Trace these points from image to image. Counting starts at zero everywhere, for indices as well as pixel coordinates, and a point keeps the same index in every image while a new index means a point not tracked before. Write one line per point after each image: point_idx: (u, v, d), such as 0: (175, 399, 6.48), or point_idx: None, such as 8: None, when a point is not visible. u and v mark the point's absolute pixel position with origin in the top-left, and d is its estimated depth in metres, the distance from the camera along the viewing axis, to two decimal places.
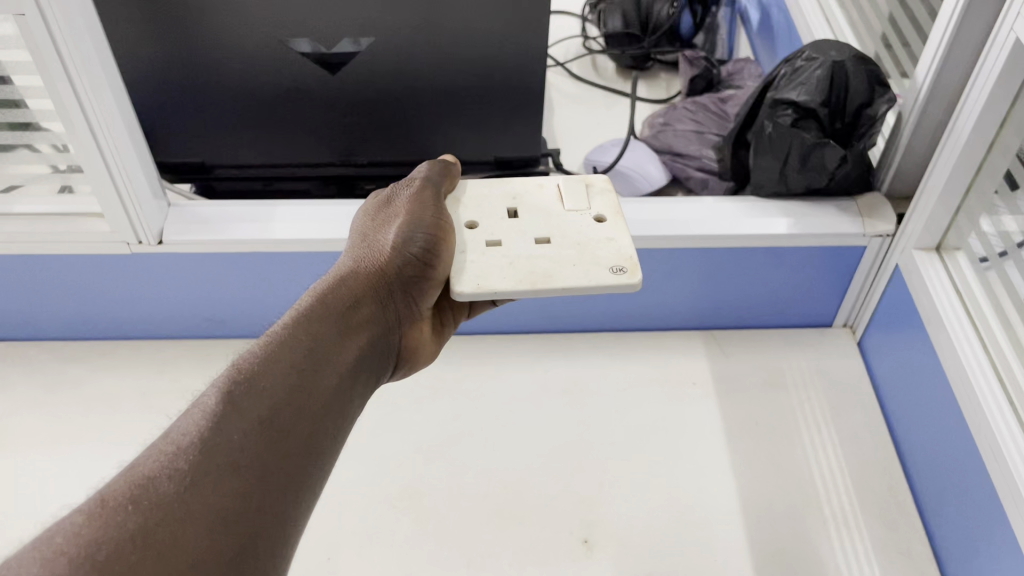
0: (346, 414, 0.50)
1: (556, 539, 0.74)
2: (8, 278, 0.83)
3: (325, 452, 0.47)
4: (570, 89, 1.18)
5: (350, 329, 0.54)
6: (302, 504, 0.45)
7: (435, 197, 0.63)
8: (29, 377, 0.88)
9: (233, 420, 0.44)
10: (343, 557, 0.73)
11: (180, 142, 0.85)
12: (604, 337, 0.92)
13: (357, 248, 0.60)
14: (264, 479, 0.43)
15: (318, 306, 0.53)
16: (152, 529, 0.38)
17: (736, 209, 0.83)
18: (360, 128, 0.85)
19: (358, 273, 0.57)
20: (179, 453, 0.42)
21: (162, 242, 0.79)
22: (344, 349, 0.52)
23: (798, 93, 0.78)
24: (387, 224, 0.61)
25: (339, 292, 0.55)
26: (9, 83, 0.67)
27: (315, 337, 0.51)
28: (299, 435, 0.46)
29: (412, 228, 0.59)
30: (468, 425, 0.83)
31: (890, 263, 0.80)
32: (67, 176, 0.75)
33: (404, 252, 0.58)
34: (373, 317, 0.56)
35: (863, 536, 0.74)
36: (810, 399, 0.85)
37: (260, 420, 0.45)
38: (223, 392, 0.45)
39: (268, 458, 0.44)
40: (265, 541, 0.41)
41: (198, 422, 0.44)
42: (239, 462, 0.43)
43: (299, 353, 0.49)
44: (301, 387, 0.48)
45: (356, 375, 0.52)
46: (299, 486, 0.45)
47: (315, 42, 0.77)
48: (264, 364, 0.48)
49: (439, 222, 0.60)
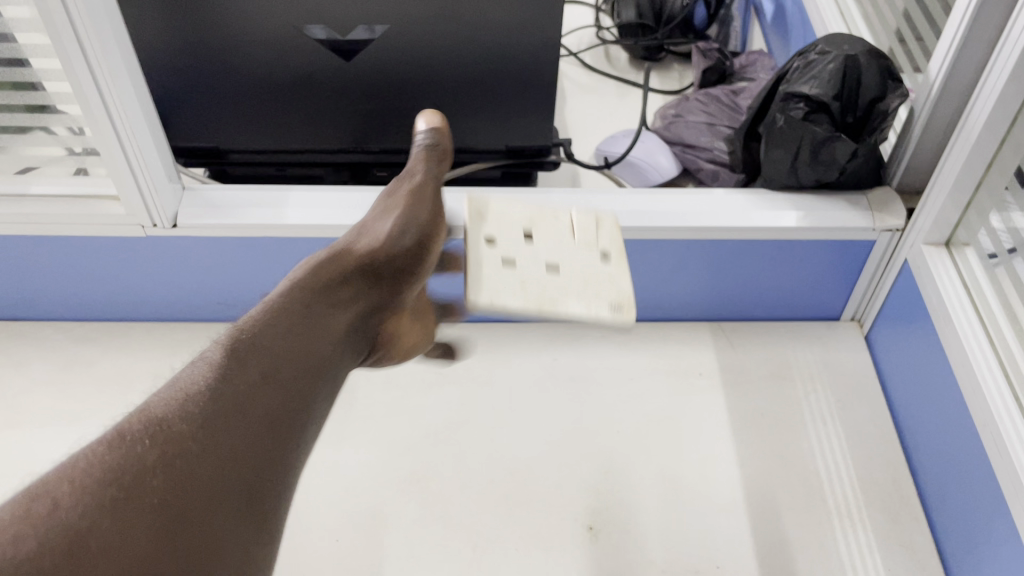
0: (339, 378, 0.50)
1: (562, 525, 0.75)
2: (23, 259, 0.84)
3: (323, 408, 0.48)
4: (583, 79, 1.18)
5: (350, 296, 0.54)
6: (301, 457, 0.45)
7: (435, 192, 0.64)
8: (43, 355, 0.89)
9: (240, 369, 0.44)
10: (350, 538, 0.74)
11: (195, 127, 0.86)
12: (613, 326, 0.93)
13: (351, 232, 0.60)
14: (273, 421, 0.43)
15: (318, 272, 0.53)
16: (162, 466, 0.38)
17: (747, 201, 0.83)
18: (374, 116, 0.85)
19: (353, 247, 0.57)
20: (190, 397, 0.42)
21: (176, 226, 0.80)
22: (343, 313, 0.52)
23: (810, 86, 0.77)
24: (385, 212, 0.62)
25: (338, 261, 0.55)
26: (28, 67, 0.69)
27: (312, 297, 0.51)
28: (302, 391, 0.46)
29: (407, 222, 0.60)
30: (477, 411, 0.84)
31: (900, 257, 0.81)
32: (82, 158, 0.77)
33: (401, 239, 0.59)
34: (372, 290, 0.56)
35: (867, 526, 0.75)
36: (817, 391, 0.86)
37: (267, 372, 0.45)
38: (233, 342, 0.46)
39: (277, 401, 0.44)
40: (271, 482, 0.42)
41: (207, 370, 0.44)
42: (247, 409, 0.43)
43: (298, 309, 0.50)
44: (304, 338, 0.48)
45: (353, 342, 0.53)
46: (301, 435, 0.45)
47: (329, 29, 0.78)
48: (265, 317, 0.48)
49: (432, 220, 0.62)
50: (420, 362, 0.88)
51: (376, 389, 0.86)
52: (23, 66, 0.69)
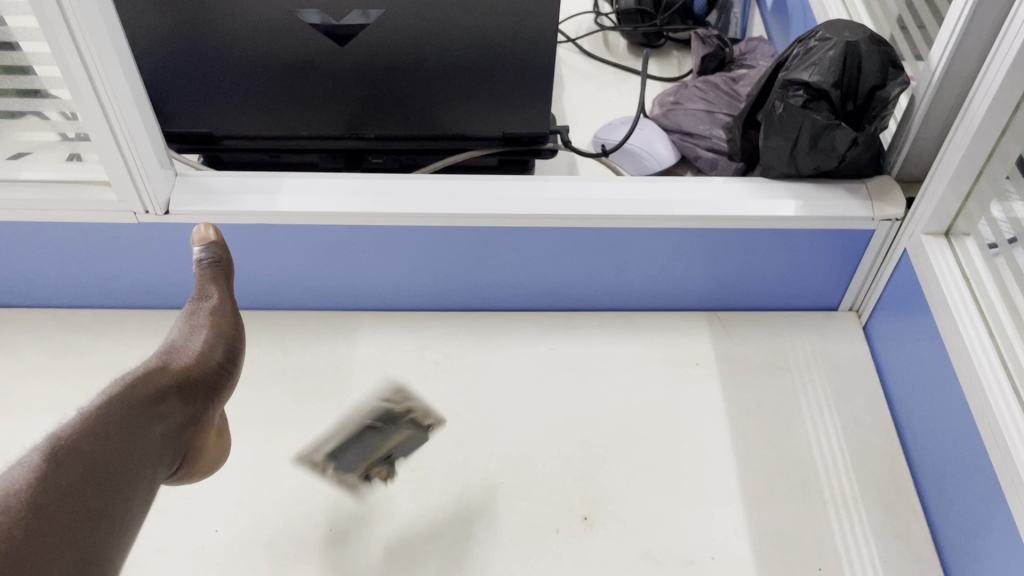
0: (138, 480, 0.52)
1: (557, 515, 0.74)
2: (14, 246, 0.83)
3: (140, 502, 0.52)
4: (582, 65, 1.17)
5: (163, 407, 0.59)
6: (113, 545, 0.49)
7: (232, 312, 0.72)
8: (36, 342, 0.88)
9: (55, 473, 0.48)
10: (345, 527, 0.73)
11: (188, 112, 0.85)
12: (609, 316, 0.92)
13: (162, 351, 0.66)
14: (107, 504, 0.49)
15: (160, 370, 0.62)
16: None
17: (746, 189, 0.82)
18: (368, 102, 0.84)
19: (166, 371, 0.62)
20: (9, 493, 0.46)
21: (168, 212, 0.79)
22: (173, 408, 0.60)
23: (809, 74, 0.76)
24: (196, 330, 0.68)
25: (149, 382, 0.59)
26: (18, 50, 0.68)
27: (120, 404, 0.55)
28: (111, 489, 0.50)
29: (216, 339, 0.68)
30: (472, 400, 0.84)
31: (899, 247, 0.80)
32: (75, 143, 0.77)
33: (210, 356, 0.66)
34: (177, 404, 0.60)
35: (864, 517, 0.74)
36: (814, 381, 0.85)
37: (83, 472, 0.49)
38: (52, 448, 0.49)
39: (105, 490, 0.49)
40: (89, 564, 0.47)
41: (25, 475, 0.47)
42: (66, 501, 0.47)
43: (155, 399, 0.58)
44: (140, 425, 0.55)
45: (166, 442, 0.57)
46: (126, 519, 0.50)
47: (324, 14, 0.77)
48: (127, 401, 0.56)
49: (233, 351, 0.69)
50: (415, 351, 0.88)
51: (370, 377, 0.85)
52: (12, 49, 0.68)
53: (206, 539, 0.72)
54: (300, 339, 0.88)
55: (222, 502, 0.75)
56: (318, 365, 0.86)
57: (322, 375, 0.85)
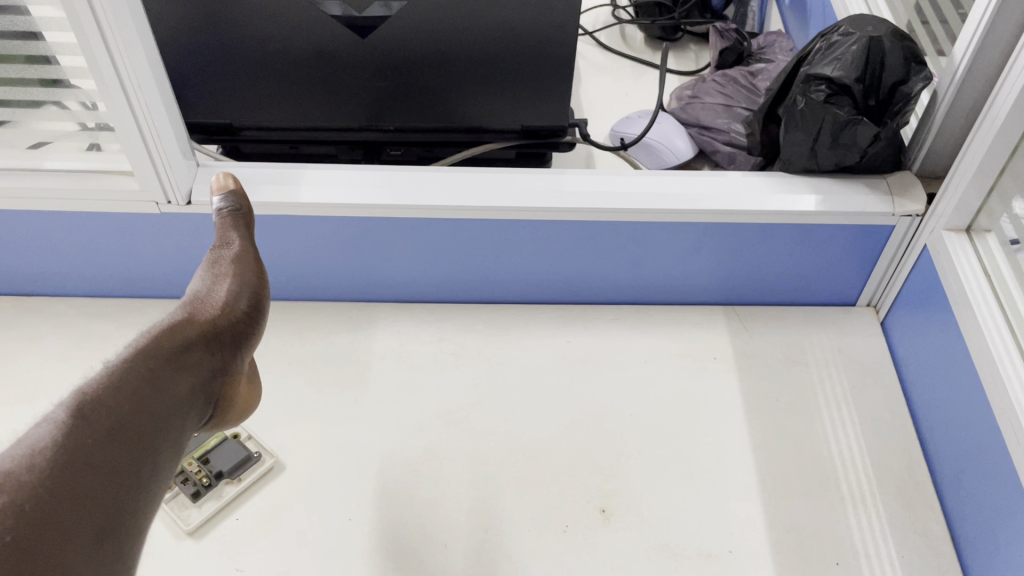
0: (166, 436, 0.53)
1: (574, 507, 0.75)
2: (36, 234, 0.83)
3: (169, 457, 0.53)
4: (599, 59, 1.17)
5: (189, 360, 0.58)
6: (142, 503, 0.50)
7: (255, 259, 0.69)
8: (56, 330, 0.89)
9: (81, 430, 0.49)
10: (364, 517, 0.74)
11: (208, 103, 0.85)
12: (627, 309, 0.92)
13: (185, 301, 0.64)
14: (133, 463, 0.50)
15: (186, 322, 0.61)
16: (11, 513, 0.44)
17: (765, 184, 0.82)
18: (388, 94, 0.85)
19: (191, 322, 0.61)
20: (37, 451, 0.47)
21: (190, 203, 0.80)
22: (203, 358, 0.59)
23: (832, 68, 0.76)
24: (218, 278, 0.66)
25: (175, 335, 0.59)
26: (42, 40, 0.69)
27: (144, 362, 0.55)
28: (136, 448, 0.50)
29: (241, 287, 0.66)
30: (490, 392, 0.84)
31: (920, 242, 0.80)
32: (95, 133, 0.77)
33: (235, 306, 0.65)
34: (204, 355, 0.60)
35: (881, 512, 0.75)
36: (831, 376, 0.85)
37: (108, 429, 0.50)
38: (76, 406, 0.50)
39: (130, 450, 0.50)
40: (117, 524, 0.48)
41: (52, 432, 0.48)
42: (92, 458, 0.48)
43: (182, 352, 0.58)
44: (166, 380, 0.55)
45: (196, 393, 0.57)
46: (154, 477, 0.51)
47: (346, 6, 0.77)
48: (152, 357, 0.55)
49: (258, 298, 0.67)
50: (433, 343, 0.88)
51: (389, 369, 0.85)
52: (37, 39, 0.69)
53: (226, 528, 0.73)
54: (318, 329, 0.89)
55: (241, 492, 0.75)
56: (337, 355, 0.86)
57: (341, 366, 0.85)
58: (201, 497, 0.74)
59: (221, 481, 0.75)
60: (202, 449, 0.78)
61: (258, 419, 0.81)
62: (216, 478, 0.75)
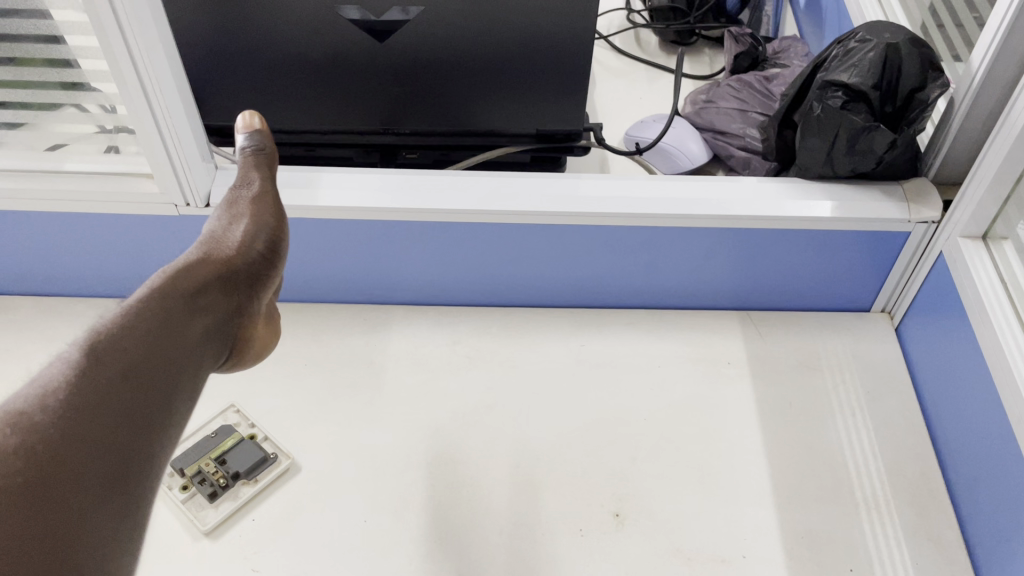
0: (180, 375, 0.53)
1: (588, 511, 0.75)
2: (56, 235, 0.84)
3: (183, 397, 0.53)
4: (613, 63, 1.17)
5: (203, 302, 0.58)
6: (157, 444, 0.50)
7: (275, 201, 0.69)
8: (75, 330, 0.89)
9: (94, 372, 0.49)
10: (378, 519, 0.74)
11: (227, 106, 0.86)
12: (640, 314, 0.92)
13: (203, 241, 0.64)
14: (148, 402, 0.50)
15: (201, 262, 0.61)
16: (25, 454, 0.43)
17: (781, 190, 0.82)
18: (405, 98, 0.85)
19: (206, 262, 0.61)
20: (49, 391, 0.47)
21: (208, 205, 0.80)
22: (217, 298, 0.60)
23: (849, 75, 0.76)
24: (237, 219, 0.66)
25: (188, 276, 0.59)
26: (63, 44, 0.69)
27: (160, 301, 0.55)
28: (153, 387, 0.51)
29: (259, 227, 0.66)
30: (504, 396, 0.84)
31: (935, 249, 0.80)
32: (113, 135, 0.77)
33: (251, 247, 0.64)
34: (218, 296, 0.60)
35: (895, 519, 0.75)
36: (845, 382, 0.85)
37: (121, 370, 0.50)
38: (91, 343, 0.50)
39: (145, 389, 0.50)
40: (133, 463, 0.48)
41: (66, 369, 0.48)
42: (106, 400, 0.48)
43: (196, 293, 0.58)
44: (181, 320, 0.55)
45: (210, 334, 0.58)
46: (168, 418, 0.51)
47: (364, 10, 0.78)
48: (166, 295, 0.56)
49: (277, 238, 0.67)
50: (447, 346, 0.88)
51: (404, 371, 0.86)
52: (58, 43, 0.69)
53: (243, 529, 0.73)
54: (334, 332, 0.89)
55: (257, 493, 0.76)
56: (352, 358, 0.87)
57: (356, 369, 0.86)
58: (218, 497, 0.75)
59: (237, 482, 0.76)
60: (219, 450, 0.78)
61: (274, 421, 0.81)
62: (233, 478, 0.76)
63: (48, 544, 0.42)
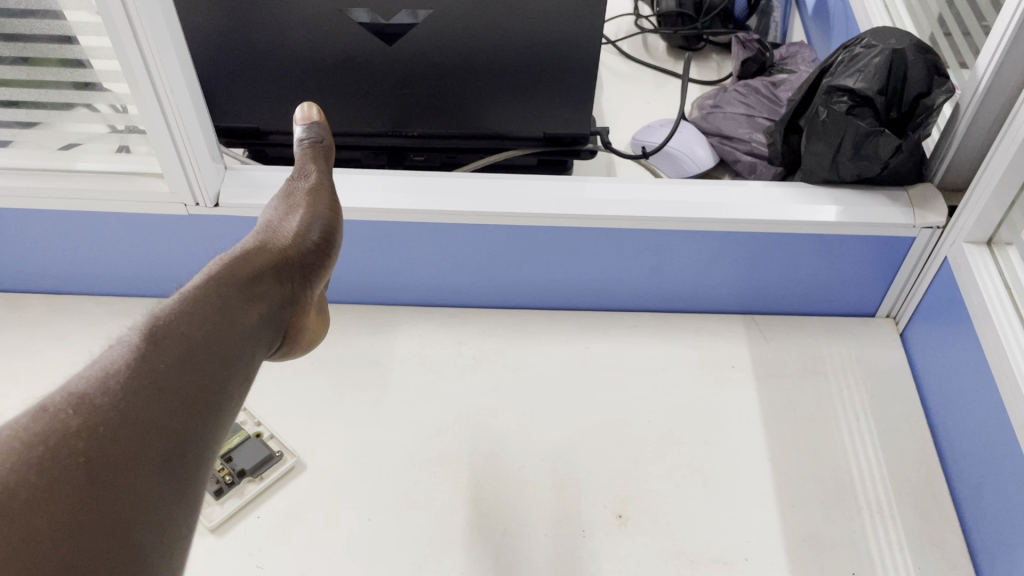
0: (235, 362, 0.54)
1: (591, 512, 0.75)
2: (66, 233, 0.85)
3: (238, 383, 0.53)
4: (621, 68, 1.18)
5: (258, 292, 0.59)
6: (214, 428, 0.50)
7: (331, 192, 0.70)
8: (84, 328, 0.90)
9: (153, 355, 0.50)
10: (383, 517, 0.75)
11: (237, 107, 0.86)
12: (646, 317, 0.92)
13: (259, 231, 0.66)
14: (205, 388, 0.51)
15: (256, 252, 0.62)
16: (88, 433, 0.44)
17: (786, 194, 0.82)
18: (414, 101, 0.86)
19: (261, 252, 0.62)
20: (109, 374, 0.48)
21: (218, 205, 0.81)
22: (271, 288, 0.60)
23: (854, 80, 0.76)
24: (292, 210, 0.67)
25: (244, 264, 0.60)
26: (76, 44, 0.70)
27: (214, 290, 0.56)
28: (207, 372, 0.51)
29: (313, 218, 0.67)
30: (509, 397, 0.85)
31: (939, 254, 0.80)
32: (124, 135, 0.78)
33: (306, 237, 0.65)
34: (273, 287, 0.60)
35: (899, 522, 0.75)
36: (850, 386, 0.85)
37: (179, 355, 0.51)
38: (149, 331, 0.51)
39: (201, 375, 0.51)
40: (192, 444, 0.48)
41: (124, 355, 0.50)
42: (164, 384, 0.49)
43: (250, 282, 0.59)
44: (235, 308, 0.56)
45: (265, 321, 0.58)
46: (223, 403, 0.52)
47: (373, 13, 0.79)
48: (221, 284, 0.57)
49: (331, 230, 0.68)
50: (453, 347, 0.89)
51: (409, 371, 0.86)
52: (70, 43, 0.70)
53: (249, 526, 0.74)
54: (341, 332, 0.90)
55: (263, 491, 0.76)
56: (358, 358, 0.87)
57: (362, 368, 0.86)
58: (223, 495, 0.75)
59: (243, 480, 0.76)
60: (226, 447, 0.79)
61: (280, 420, 0.82)
62: (239, 476, 0.76)
63: (108, 520, 0.42)
